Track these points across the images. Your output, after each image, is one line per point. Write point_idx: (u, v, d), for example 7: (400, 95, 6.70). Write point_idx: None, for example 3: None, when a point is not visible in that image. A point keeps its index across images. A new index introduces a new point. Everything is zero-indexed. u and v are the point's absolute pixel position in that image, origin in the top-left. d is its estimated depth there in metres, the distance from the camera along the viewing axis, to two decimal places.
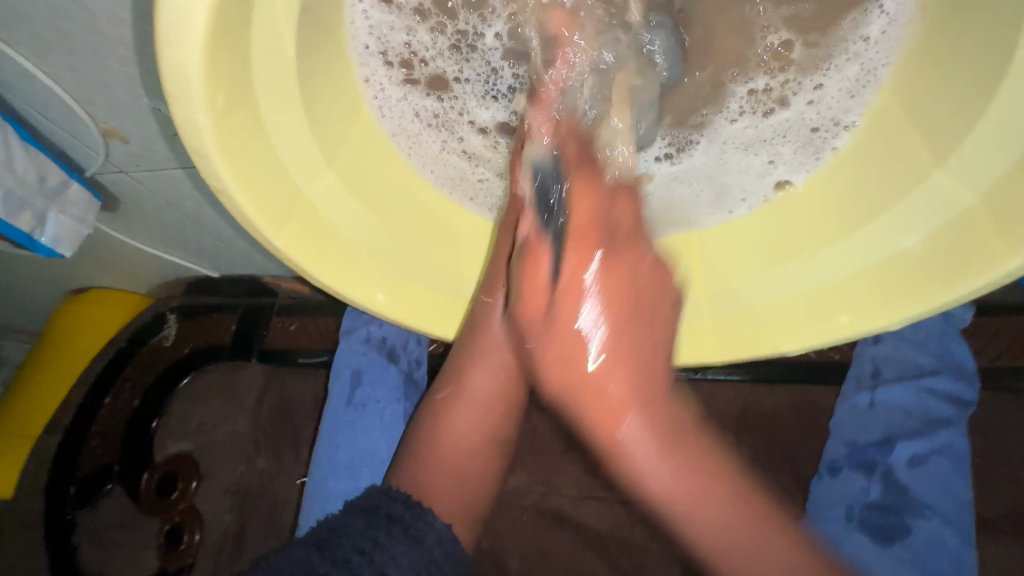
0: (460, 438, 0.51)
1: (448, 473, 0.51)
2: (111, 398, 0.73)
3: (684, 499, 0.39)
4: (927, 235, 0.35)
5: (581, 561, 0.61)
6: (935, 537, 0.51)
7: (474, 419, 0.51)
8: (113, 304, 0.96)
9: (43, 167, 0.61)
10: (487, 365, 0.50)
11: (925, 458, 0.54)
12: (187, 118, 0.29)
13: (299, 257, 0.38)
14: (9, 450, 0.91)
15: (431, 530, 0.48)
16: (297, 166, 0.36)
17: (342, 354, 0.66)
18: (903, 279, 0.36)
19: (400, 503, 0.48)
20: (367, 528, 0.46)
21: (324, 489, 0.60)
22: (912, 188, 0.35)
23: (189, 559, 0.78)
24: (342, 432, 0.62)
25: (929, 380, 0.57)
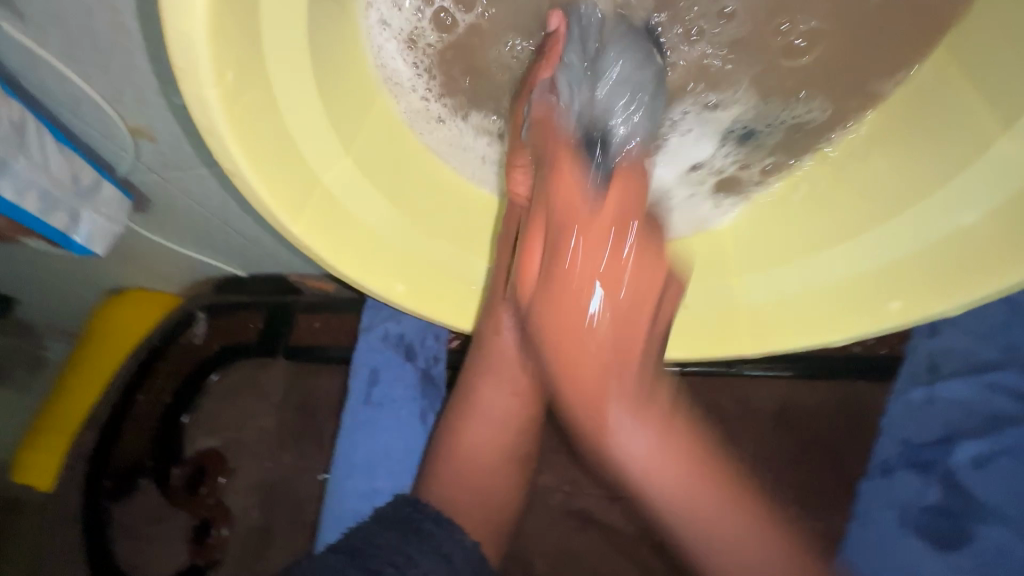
0: (475, 452, 0.52)
1: (462, 476, 0.52)
2: (145, 394, 0.78)
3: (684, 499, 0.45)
4: (987, 212, 0.33)
5: (610, 562, 0.59)
6: (1002, 545, 0.48)
7: (486, 435, 0.52)
8: (148, 304, 0.98)
9: (77, 168, 0.62)
10: (492, 382, 0.52)
11: (991, 458, 0.51)
12: (196, 94, 0.29)
13: (321, 246, 0.37)
14: (50, 444, 0.95)
15: (457, 546, 0.46)
16: (319, 153, 0.36)
17: (360, 351, 0.65)
18: (959, 257, 0.34)
19: (428, 519, 0.47)
20: (398, 542, 0.45)
21: (342, 487, 0.60)
22: (973, 158, 0.34)
23: (216, 553, 0.78)
24: (361, 431, 0.62)
25: (993, 375, 0.52)
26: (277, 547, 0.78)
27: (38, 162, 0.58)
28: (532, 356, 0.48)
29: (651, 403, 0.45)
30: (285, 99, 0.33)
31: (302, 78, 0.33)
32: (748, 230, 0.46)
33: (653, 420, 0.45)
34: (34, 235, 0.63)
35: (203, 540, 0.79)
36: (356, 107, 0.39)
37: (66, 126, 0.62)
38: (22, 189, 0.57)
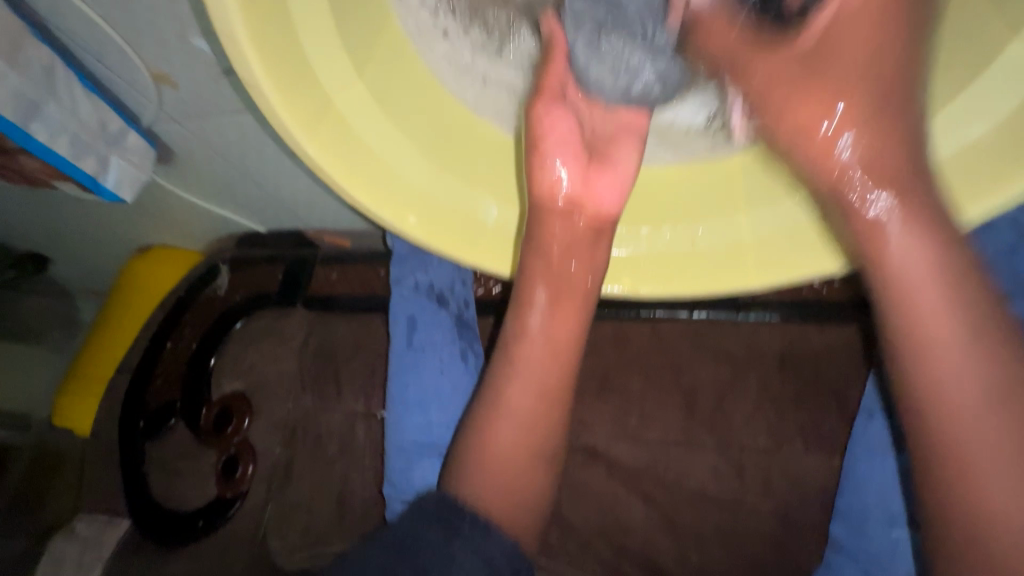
0: (505, 450, 0.53)
1: (499, 479, 0.53)
2: (173, 340, 0.86)
3: (980, 434, 0.39)
4: (996, 124, 0.33)
5: (614, 495, 0.61)
6: None
7: (514, 436, 0.53)
8: (174, 259, 1.02)
9: (104, 114, 0.65)
10: (518, 383, 0.53)
11: None
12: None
13: (332, 167, 0.39)
14: (84, 390, 1.00)
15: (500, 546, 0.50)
16: (331, 71, 0.37)
17: (393, 302, 0.67)
18: (981, 172, 0.34)
19: (468, 519, 0.50)
20: (439, 541, 0.49)
21: (399, 428, 0.63)
22: (981, 66, 0.33)
23: (243, 487, 0.80)
24: (406, 374, 0.65)
25: None
26: (296, 482, 0.79)
27: (69, 107, 0.60)
28: (566, 328, 0.54)
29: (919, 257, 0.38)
30: (296, 16, 0.34)
31: None
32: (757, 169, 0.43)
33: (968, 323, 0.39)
34: (66, 180, 0.66)
35: (231, 474, 0.81)
36: (369, 31, 0.38)
37: (92, 73, 0.64)
38: (55, 133, 0.60)
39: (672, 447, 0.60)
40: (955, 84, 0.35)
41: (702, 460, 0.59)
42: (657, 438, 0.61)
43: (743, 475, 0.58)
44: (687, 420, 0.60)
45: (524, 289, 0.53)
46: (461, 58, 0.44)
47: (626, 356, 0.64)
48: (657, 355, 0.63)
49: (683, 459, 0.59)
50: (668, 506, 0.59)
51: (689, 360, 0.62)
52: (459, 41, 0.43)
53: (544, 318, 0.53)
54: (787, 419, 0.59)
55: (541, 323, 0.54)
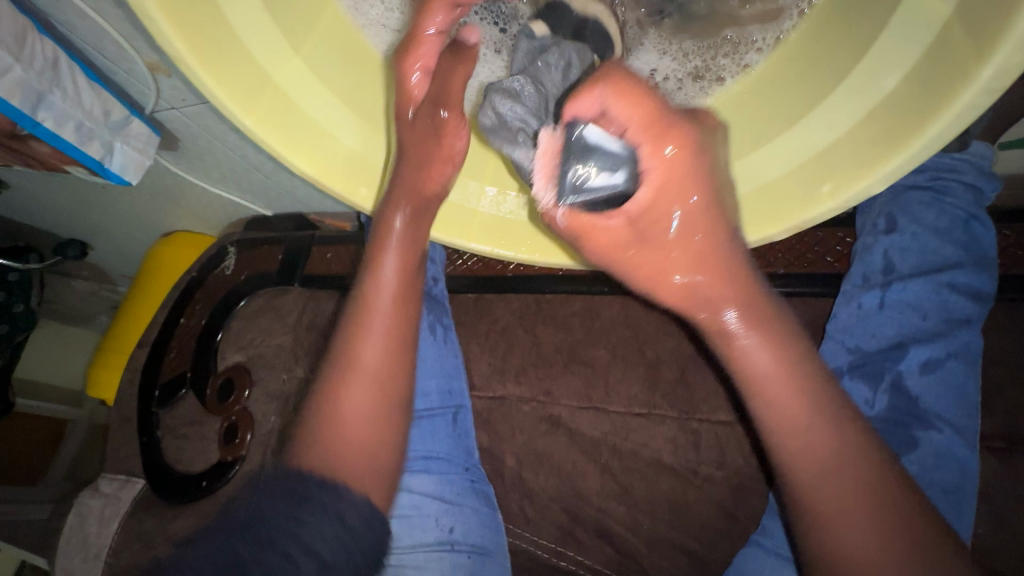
0: (353, 434, 0.52)
1: (339, 458, 0.51)
2: (185, 318, 0.93)
3: (818, 455, 0.41)
4: (907, 71, 0.31)
5: (574, 464, 0.62)
6: (945, 449, 0.50)
7: (360, 462, 0.51)
8: (192, 245, 1.09)
9: (107, 103, 0.70)
10: (357, 385, 0.52)
11: (939, 362, 0.52)
12: None
13: (271, 137, 0.41)
14: (112, 362, 1.09)
15: (350, 506, 0.48)
16: (267, 53, 0.39)
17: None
18: (886, 129, 0.32)
19: (315, 484, 0.49)
20: (290, 511, 0.47)
21: None
22: (889, 16, 0.31)
23: (242, 451, 0.84)
24: None
25: (951, 275, 0.54)
26: None
27: (72, 96, 0.65)
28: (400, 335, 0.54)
29: (750, 356, 0.42)
30: None
31: None
32: None
33: (768, 326, 0.42)
34: (76, 164, 0.72)
35: (230, 440, 0.86)
36: (303, 2, 0.41)
37: (96, 64, 0.69)
38: (60, 121, 0.65)
39: (631, 419, 0.60)
40: (849, 34, 0.35)
41: (661, 432, 0.59)
42: (619, 410, 0.61)
43: (699, 447, 0.58)
44: (649, 392, 0.61)
45: (362, 299, 0.54)
46: (386, 26, 0.47)
47: (594, 329, 0.65)
48: (623, 328, 0.64)
49: (642, 431, 0.60)
50: (625, 475, 0.60)
51: (654, 334, 0.62)
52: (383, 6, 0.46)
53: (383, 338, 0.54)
54: None
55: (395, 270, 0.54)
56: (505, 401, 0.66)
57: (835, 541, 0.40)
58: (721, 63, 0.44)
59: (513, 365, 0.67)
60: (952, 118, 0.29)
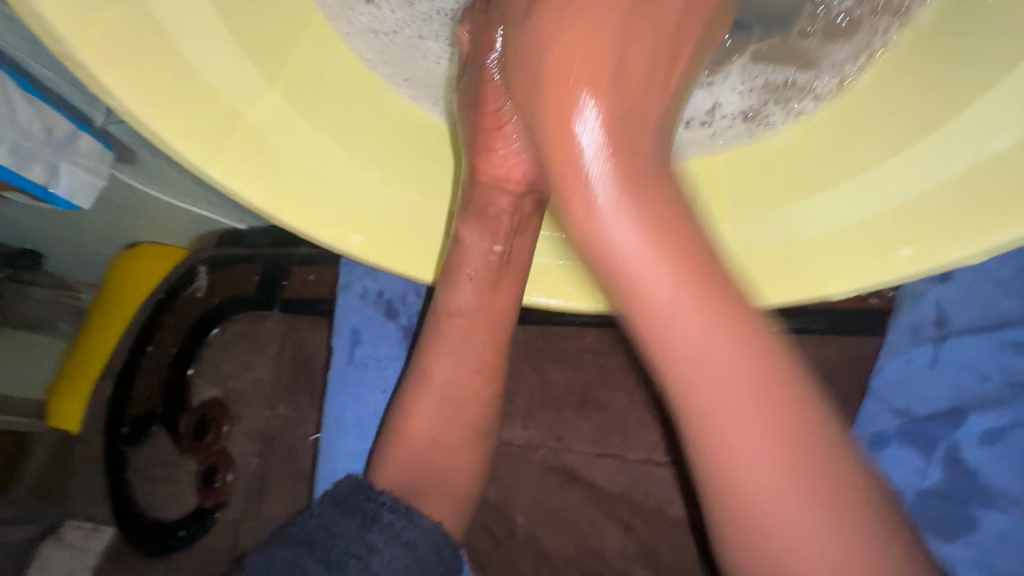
0: (425, 435, 0.46)
1: (410, 459, 0.46)
2: (153, 346, 0.81)
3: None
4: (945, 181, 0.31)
5: (592, 522, 0.58)
6: (1007, 531, 0.46)
7: (431, 419, 0.46)
8: (155, 257, 0.96)
9: (49, 118, 0.60)
10: (448, 358, 0.45)
11: (1001, 433, 0.48)
12: (42, 12, 0.25)
13: (250, 192, 0.34)
14: (67, 393, 0.97)
15: (422, 534, 0.43)
16: (231, 86, 0.32)
17: (340, 310, 0.63)
18: (876, 242, 0.34)
19: (385, 506, 0.43)
20: (355, 531, 0.41)
21: (334, 449, 0.59)
22: (1003, 71, 0.29)
23: (222, 497, 0.80)
24: (345, 395, 0.60)
25: (1012, 333, 0.49)
26: (275, 494, 0.78)
27: (5, 112, 0.56)
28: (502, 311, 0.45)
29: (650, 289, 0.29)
30: (170, 13, 0.28)
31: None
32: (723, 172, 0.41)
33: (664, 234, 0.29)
34: (15, 189, 0.63)
35: (210, 484, 0.80)
36: (277, 14, 0.34)
37: (34, 73, 0.60)
38: None
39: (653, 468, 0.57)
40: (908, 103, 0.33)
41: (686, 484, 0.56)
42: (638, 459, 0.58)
43: None
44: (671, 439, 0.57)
45: (449, 291, 0.45)
46: (383, 27, 0.39)
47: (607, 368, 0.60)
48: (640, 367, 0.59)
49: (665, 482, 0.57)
50: (648, 533, 0.56)
51: None
52: (384, 5, 0.38)
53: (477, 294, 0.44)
54: None
55: (476, 299, 0.45)
56: (513, 451, 0.60)
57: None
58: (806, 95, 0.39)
59: (521, 409, 0.61)
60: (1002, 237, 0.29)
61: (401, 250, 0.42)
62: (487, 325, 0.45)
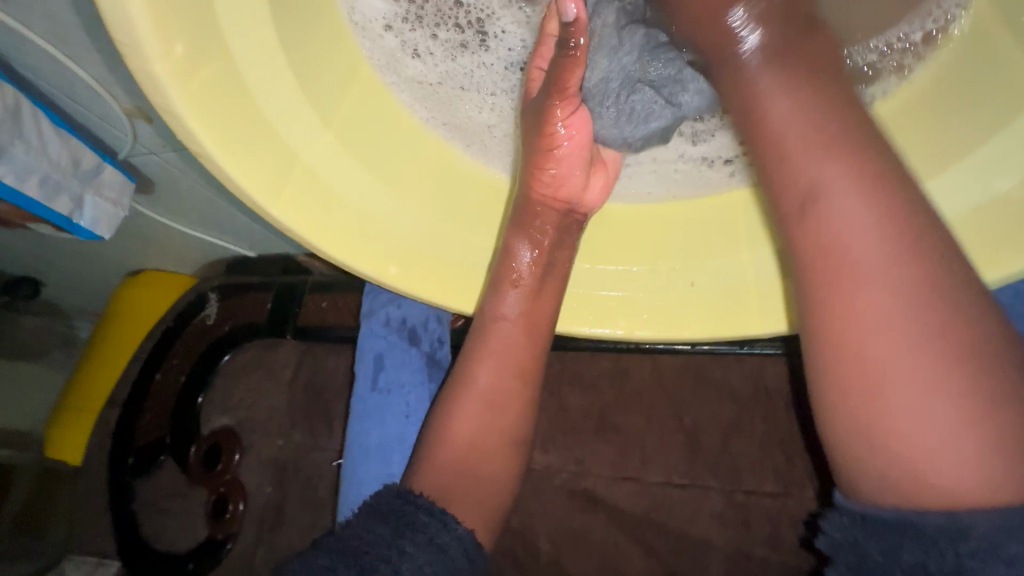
0: (464, 440, 0.49)
1: (456, 463, 0.48)
2: (162, 374, 0.80)
3: (947, 448, 0.28)
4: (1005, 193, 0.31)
5: (614, 545, 0.59)
6: None
7: (474, 420, 0.49)
8: (163, 285, 0.95)
9: (77, 152, 0.61)
10: (489, 364, 0.49)
11: None
12: (143, 68, 0.27)
13: (308, 230, 0.36)
14: (70, 424, 0.95)
15: (453, 538, 0.44)
16: (292, 128, 0.34)
17: (364, 337, 0.64)
18: None
19: (422, 510, 0.44)
20: (388, 536, 0.42)
21: (357, 475, 0.59)
22: (1011, 116, 0.32)
23: (235, 527, 0.79)
24: (369, 419, 0.60)
25: None
26: (289, 523, 0.78)
27: (37, 147, 0.57)
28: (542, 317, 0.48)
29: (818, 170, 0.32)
30: (249, 70, 0.30)
31: (266, 45, 0.31)
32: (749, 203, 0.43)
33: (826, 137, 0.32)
34: (40, 220, 0.63)
35: (221, 514, 0.80)
36: (332, 66, 0.37)
37: (64, 108, 0.61)
38: (23, 174, 0.56)
39: (673, 491, 0.59)
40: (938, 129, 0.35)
41: (706, 505, 0.58)
42: (657, 482, 0.59)
43: (749, 523, 0.57)
44: (691, 462, 0.59)
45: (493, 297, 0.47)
46: (427, 79, 0.42)
47: (625, 392, 0.62)
48: (658, 391, 0.61)
49: (686, 505, 0.58)
50: (671, 555, 0.58)
51: (691, 398, 0.60)
52: (429, 61, 0.41)
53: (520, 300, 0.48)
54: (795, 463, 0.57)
55: (521, 306, 0.48)
56: (534, 475, 0.62)
57: (950, 473, 0.28)
58: None
59: (540, 433, 0.62)
60: None
61: (440, 281, 0.43)
62: (529, 333, 0.49)
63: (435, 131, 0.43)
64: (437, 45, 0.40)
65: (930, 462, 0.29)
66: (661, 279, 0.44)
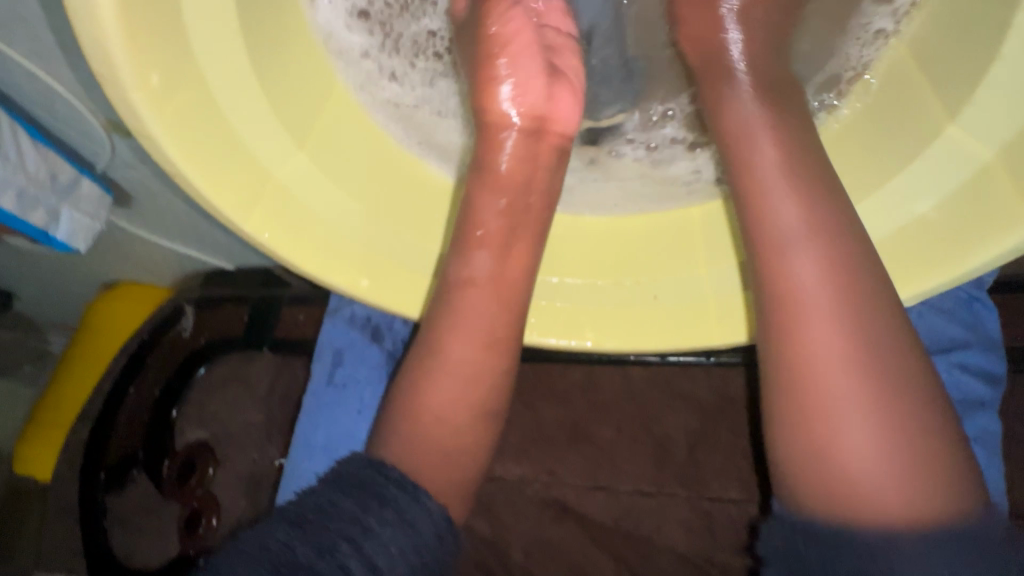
0: (443, 410, 0.42)
1: (428, 437, 0.42)
2: (133, 387, 0.77)
3: (857, 445, 0.33)
4: (942, 198, 0.34)
5: (585, 554, 0.60)
6: None
7: (456, 391, 0.42)
8: (140, 298, 0.94)
9: (54, 165, 0.62)
10: (461, 333, 0.42)
11: None
12: (122, 98, 0.29)
13: (276, 243, 0.37)
14: (43, 440, 0.94)
15: (426, 513, 0.39)
16: (266, 148, 0.35)
17: (326, 332, 0.64)
18: (903, 256, 0.35)
19: (393, 482, 0.40)
20: (356, 511, 0.38)
21: (301, 467, 0.60)
22: (923, 147, 0.35)
23: (207, 544, 0.78)
24: (321, 412, 0.61)
25: (960, 355, 0.54)
26: None
27: (14, 160, 0.57)
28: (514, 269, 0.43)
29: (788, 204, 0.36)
30: (220, 91, 0.32)
31: (239, 73, 0.33)
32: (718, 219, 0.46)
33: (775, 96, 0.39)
34: (14, 233, 0.63)
35: (194, 530, 0.79)
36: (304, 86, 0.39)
37: (42, 122, 0.61)
38: None
39: (642, 500, 0.60)
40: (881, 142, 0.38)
41: (674, 514, 0.59)
42: (627, 491, 0.61)
43: (714, 531, 0.58)
44: (658, 470, 0.61)
45: (458, 262, 0.43)
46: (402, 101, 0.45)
47: (596, 403, 0.64)
48: (626, 402, 0.63)
49: (654, 513, 0.60)
50: (640, 564, 0.59)
51: (659, 408, 0.62)
52: (404, 84, 0.44)
53: (492, 262, 0.43)
54: (759, 470, 0.59)
55: (490, 266, 0.43)
56: (507, 485, 0.63)
57: (854, 476, 0.33)
58: None
59: (512, 444, 0.64)
60: (989, 255, 0.32)
61: (407, 295, 0.44)
62: (501, 295, 0.43)
63: (406, 150, 0.45)
64: (415, 71, 0.45)
65: (862, 490, 0.33)
66: (627, 289, 0.46)
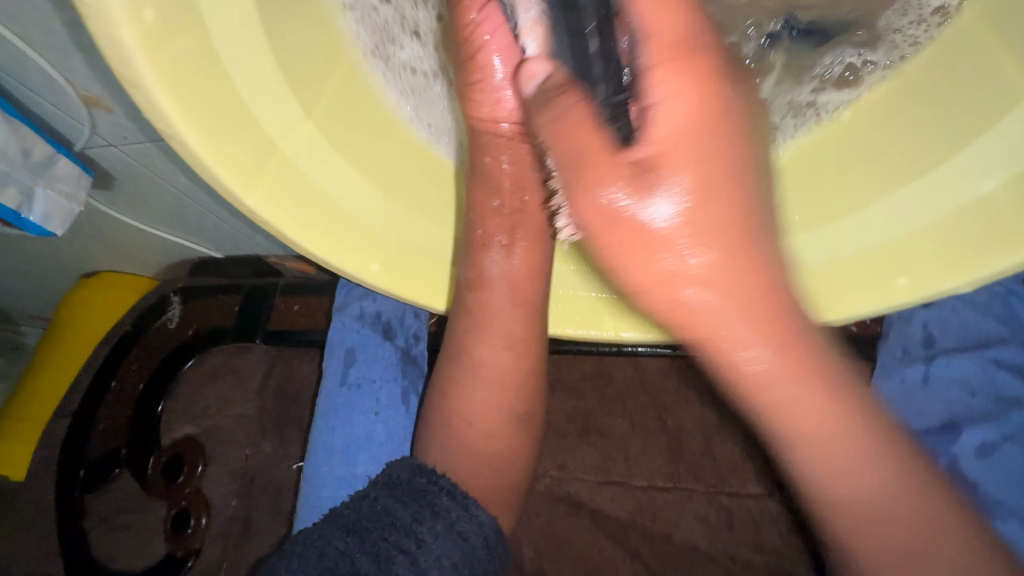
0: (472, 417, 0.47)
1: (461, 440, 0.47)
2: (116, 381, 0.70)
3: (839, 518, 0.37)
4: (1008, 176, 0.32)
5: (599, 551, 0.58)
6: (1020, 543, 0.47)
7: (484, 396, 0.47)
8: (122, 287, 0.89)
9: (26, 140, 0.56)
10: (486, 339, 0.46)
11: (993, 446, 0.50)
12: (110, 35, 0.25)
13: (281, 220, 0.33)
14: (17, 436, 0.88)
15: (476, 525, 0.44)
16: (271, 113, 0.32)
17: (336, 331, 0.61)
18: (947, 242, 0.34)
19: (444, 493, 0.45)
20: (411, 519, 0.43)
21: (319, 473, 0.55)
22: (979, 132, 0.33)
23: (195, 543, 0.76)
24: (336, 415, 0.57)
25: (994, 352, 0.53)
26: (257, 536, 0.77)
27: None
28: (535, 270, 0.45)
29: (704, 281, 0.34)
30: (220, 38, 0.28)
31: (243, 20, 0.29)
32: (779, 176, 0.42)
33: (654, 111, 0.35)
34: None
35: (181, 530, 0.76)
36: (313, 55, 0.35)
37: (12, 94, 0.56)
38: None
39: (657, 495, 0.58)
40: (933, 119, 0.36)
41: (690, 508, 0.58)
42: (642, 486, 0.59)
43: (733, 525, 0.57)
44: (673, 465, 0.59)
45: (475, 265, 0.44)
46: (411, 68, 0.42)
47: (609, 395, 0.62)
48: (640, 394, 0.61)
49: (670, 507, 0.58)
50: (657, 562, 0.57)
51: (674, 400, 0.61)
52: (411, 50, 0.42)
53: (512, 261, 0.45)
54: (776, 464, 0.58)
55: (508, 267, 0.45)
56: None
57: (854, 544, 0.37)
58: (828, 98, 0.42)
59: None
60: None
61: (418, 280, 0.41)
62: (520, 299, 0.45)
63: (416, 128, 0.42)
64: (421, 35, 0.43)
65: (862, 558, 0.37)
66: None
